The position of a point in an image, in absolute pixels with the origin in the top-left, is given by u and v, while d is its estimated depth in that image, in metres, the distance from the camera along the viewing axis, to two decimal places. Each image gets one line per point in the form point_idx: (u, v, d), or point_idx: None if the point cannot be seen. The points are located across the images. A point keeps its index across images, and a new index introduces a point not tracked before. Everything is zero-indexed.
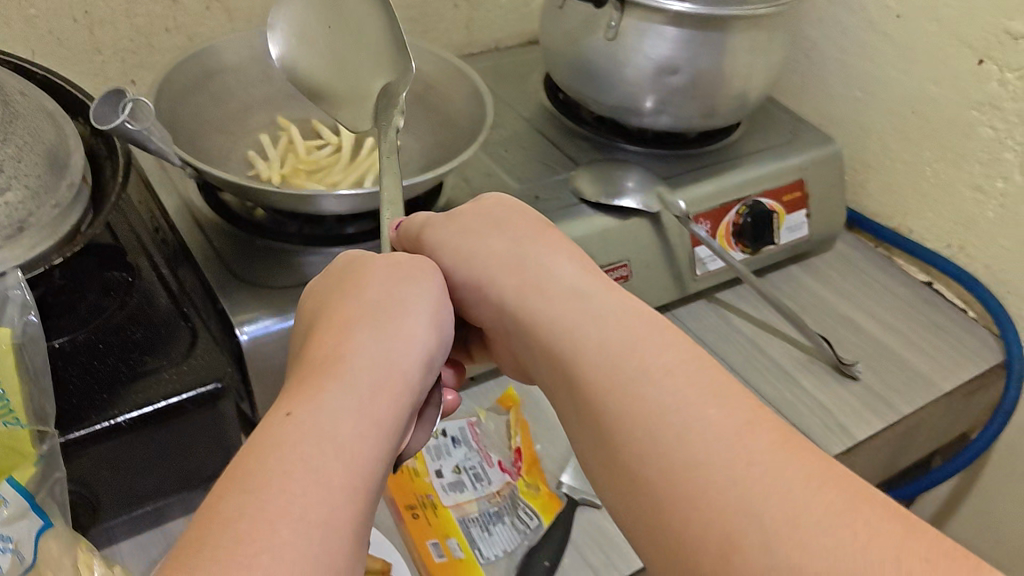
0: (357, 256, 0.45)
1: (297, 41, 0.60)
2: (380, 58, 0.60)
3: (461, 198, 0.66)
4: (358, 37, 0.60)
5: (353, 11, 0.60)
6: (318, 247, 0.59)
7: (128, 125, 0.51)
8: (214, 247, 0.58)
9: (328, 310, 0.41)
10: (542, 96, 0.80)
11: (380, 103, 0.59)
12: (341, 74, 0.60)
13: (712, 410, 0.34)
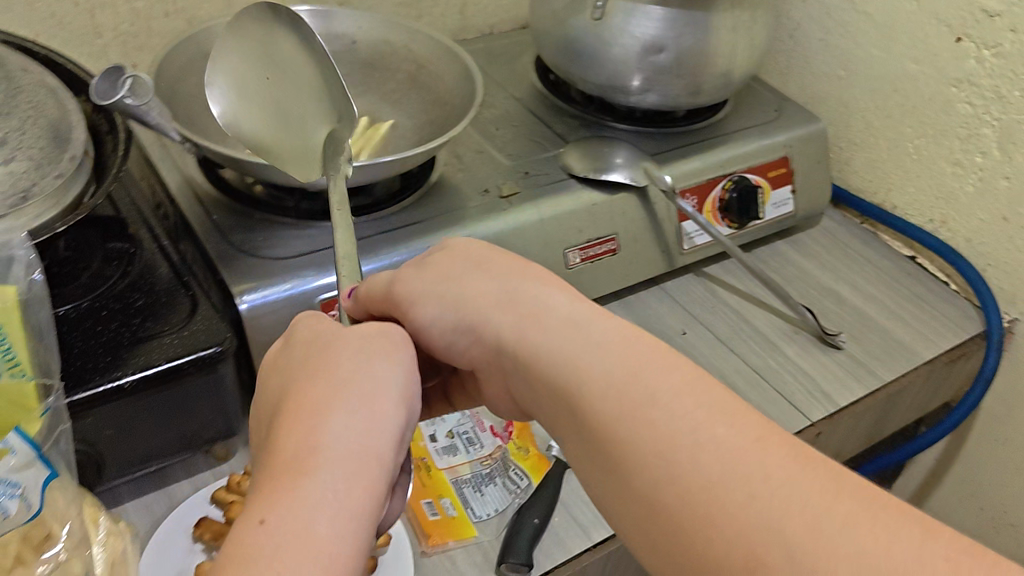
0: (315, 322, 0.39)
1: (235, 98, 0.57)
2: (321, 104, 0.57)
3: (453, 174, 0.68)
4: (298, 86, 0.58)
5: (289, 61, 0.58)
6: (314, 221, 0.61)
7: (125, 97, 0.52)
8: (213, 220, 0.59)
9: (292, 381, 0.36)
10: (534, 77, 0.82)
11: (330, 151, 0.56)
12: (284, 128, 0.57)
13: (719, 427, 0.32)
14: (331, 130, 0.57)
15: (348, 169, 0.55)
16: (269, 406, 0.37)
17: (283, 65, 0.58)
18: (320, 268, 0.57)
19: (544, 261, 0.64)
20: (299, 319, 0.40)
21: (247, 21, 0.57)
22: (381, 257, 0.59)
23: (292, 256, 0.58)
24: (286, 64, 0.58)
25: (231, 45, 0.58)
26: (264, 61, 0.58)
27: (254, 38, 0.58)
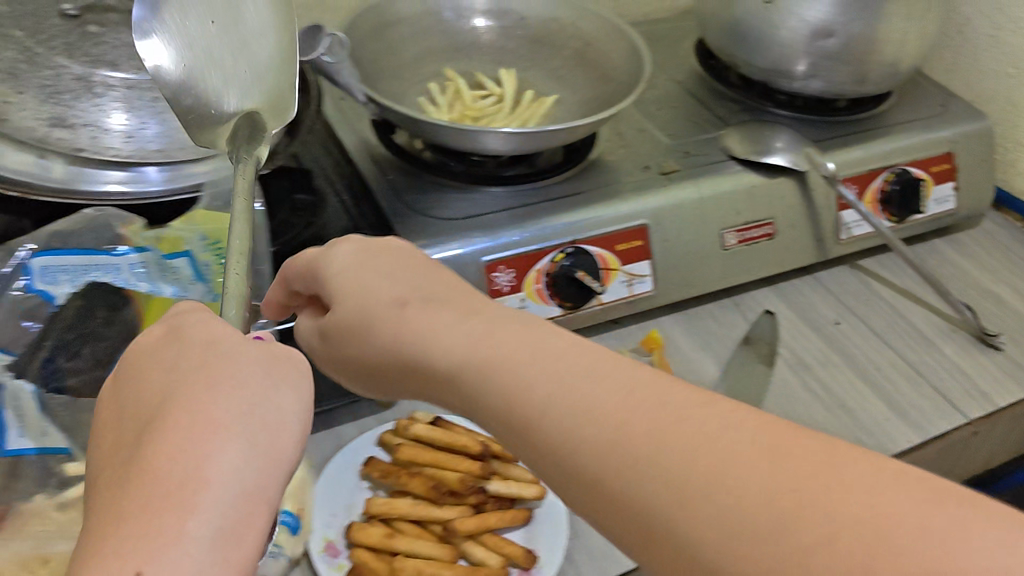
0: (203, 320, 0.31)
1: (178, 23, 0.47)
2: (256, 78, 0.49)
3: (614, 150, 0.69)
4: (243, 51, 0.49)
5: (247, 21, 0.50)
6: (481, 186, 0.63)
7: (324, 57, 0.55)
8: (388, 179, 0.62)
9: (171, 393, 0.28)
10: (693, 62, 0.82)
11: (244, 128, 0.45)
12: (210, 70, 0.47)
13: (614, 412, 0.27)
14: (252, 106, 0.48)
15: (264, 151, 0.44)
16: (124, 418, 0.28)
17: (238, 24, 0.50)
18: (486, 232, 0.58)
19: (702, 239, 0.64)
20: (181, 314, 0.31)
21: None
22: (547, 226, 0.59)
23: (459, 217, 0.60)
24: (242, 21, 0.50)
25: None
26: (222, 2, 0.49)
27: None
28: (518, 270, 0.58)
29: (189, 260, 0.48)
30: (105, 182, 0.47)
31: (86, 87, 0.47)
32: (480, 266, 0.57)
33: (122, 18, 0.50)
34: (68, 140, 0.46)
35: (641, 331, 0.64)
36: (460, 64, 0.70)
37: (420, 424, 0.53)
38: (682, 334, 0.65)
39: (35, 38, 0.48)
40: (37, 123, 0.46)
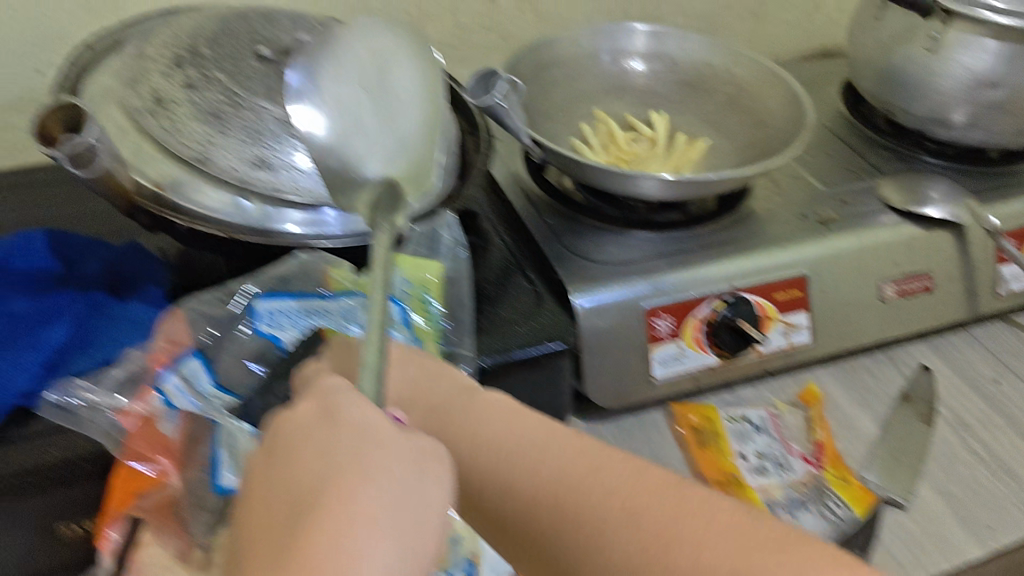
0: (356, 403, 0.33)
1: (332, 84, 0.42)
2: (402, 145, 0.43)
3: (767, 197, 0.68)
4: (391, 116, 0.43)
5: (397, 85, 0.45)
6: (635, 231, 0.62)
7: (497, 102, 0.56)
8: (546, 223, 0.62)
9: (324, 477, 0.30)
10: (841, 108, 0.81)
11: (384, 193, 0.40)
12: (354, 132, 0.41)
13: (656, 532, 0.30)
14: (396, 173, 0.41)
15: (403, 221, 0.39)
16: (277, 502, 0.30)
17: (387, 88, 0.44)
18: (646, 277, 0.58)
19: (859, 292, 0.63)
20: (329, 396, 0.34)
21: (385, 30, 0.47)
22: (706, 272, 0.58)
23: (619, 262, 0.59)
24: (390, 84, 0.44)
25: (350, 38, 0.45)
26: (371, 66, 0.44)
27: (371, 41, 0.46)
28: (677, 317, 0.57)
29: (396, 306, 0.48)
30: (290, 225, 0.46)
31: (288, 130, 0.46)
32: (641, 313, 0.56)
33: None
34: (272, 182, 0.45)
35: (795, 383, 0.63)
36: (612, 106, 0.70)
37: None
38: (838, 388, 0.64)
39: (234, 79, 0.47)
40: (242, 165, 0.45)
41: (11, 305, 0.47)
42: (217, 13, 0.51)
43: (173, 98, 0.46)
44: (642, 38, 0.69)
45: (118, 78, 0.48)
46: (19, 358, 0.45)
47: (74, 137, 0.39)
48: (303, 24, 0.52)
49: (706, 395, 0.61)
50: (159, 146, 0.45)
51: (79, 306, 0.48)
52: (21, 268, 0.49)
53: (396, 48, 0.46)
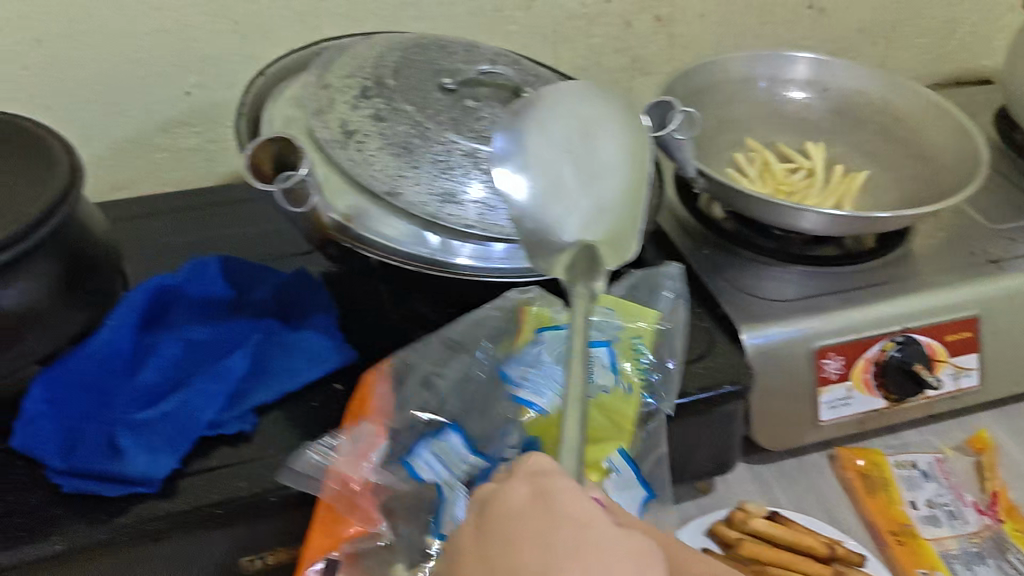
0: (570, 491, 0.32)
1: (537, 149, 0.42)
2: (601, 210, 0.41)
3: (927, 231, 0.65)
4: (594, 178, 0.41)
5: (603, 144, 0.42)
6: (798, 266, 0.60)
7: (672, 133, 0.54)
8: (705, 253, 0.62)
9: (551, 568, 0.29)
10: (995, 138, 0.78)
11: (581, 262, 0.40)
12: (553, 197, 0.40)
13: None
14: (592, 237, 0.40)
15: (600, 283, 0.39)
16: None
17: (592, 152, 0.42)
18: (819, 316, 0.56)
19: None
20: (543, 473, 0.33)
21: (591, 91, 0.44)
22: (877, 313, 0.56)
23: (783, 300, 0.57)
24: (598, 145, 0.42)
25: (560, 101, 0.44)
26: (578, 125, 0.42)
27: (580, 101, 0.44)
28: (847, 358, 0.55)
29: (604, 350, 0.46)
30: (460, 258, 0.45)
31: (474, 163, 0.45)
32: (810, 354, 0.55)
33: (498, 91, 0.48)
34: (460, 215, 0.44)
35: (960, 428, 0.60)
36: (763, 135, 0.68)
37: (758, 518, 0.51)
38: (1006, 434, 0.60)
39: (421, 111, 0.47)
40: (430, 199, 0.44)
41: (194, 331, 0.48)
42: (396, 43, 0.51)
43: (361, 129, 0.46)
44: (803, 66, 0.67)
45: (302, 108, 0.48)
46: (205, 387, 0.45)
47: (292, 174, 0.39)
48: (479, 54, 0.52)
49: (870, 438, 0.59)
50: (347, 179, 0.45)
51: (256, 335, 0.48)
52: (201, 295, 0.49)
53: (611, 105, 0.44)
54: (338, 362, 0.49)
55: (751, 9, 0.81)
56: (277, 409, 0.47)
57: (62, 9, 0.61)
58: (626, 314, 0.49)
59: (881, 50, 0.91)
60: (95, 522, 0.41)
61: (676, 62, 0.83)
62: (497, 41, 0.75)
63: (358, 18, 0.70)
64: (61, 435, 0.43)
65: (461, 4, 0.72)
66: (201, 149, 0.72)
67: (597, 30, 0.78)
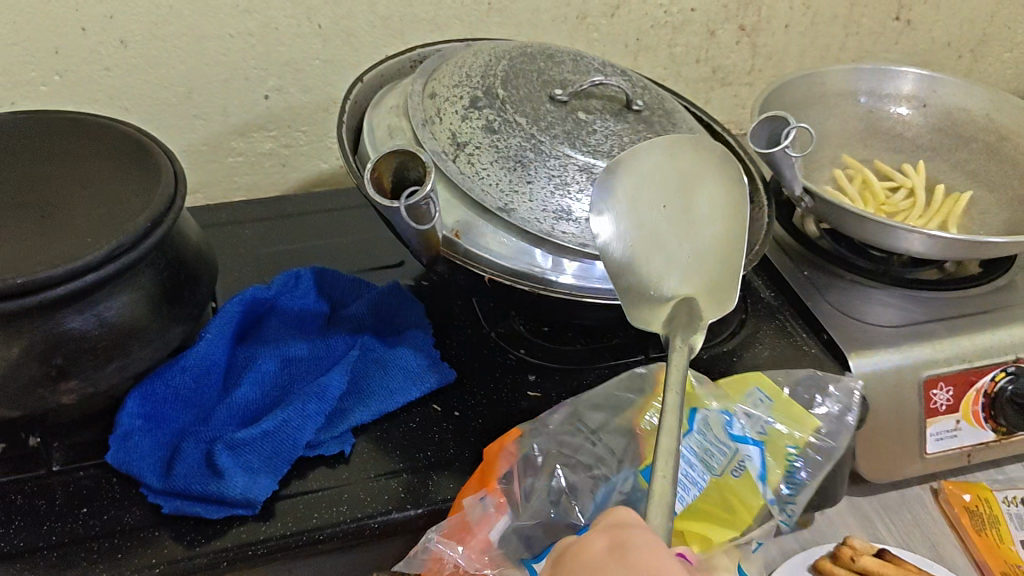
0: (652, 547, 0.26)
1: (633, 202, 0.42)
2: (701, 266, 0.41)
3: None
4: (690, 234, 0.42)
5: (700, 198, 0.43)
6: (898, 288, 0.58)
7: (782, 151, 0.51)
8: (804, 274, 0.59)
9: None
10: None
11: (682, 313, 0.39)
12: (652, 255, 0.41)
13: None
14: (692, 293, 0.40)
15: (700, 340, 0.38)
16: None
17: (690, 207, 0.43)
18: (926, 343, 0.53)
19: None
20: (625, 526, 0.27)
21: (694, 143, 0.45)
22: (989, 340, 0.54)
23: (890, 325, 0.55)
24: (695, 203, 0.43)
25: (659, 149, 0.44)
26: (675, 182, 0.43)
27: (682, 157, 0.44)
28: (956, 389, 0.53)
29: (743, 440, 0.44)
30: (567, 276, 0.43)
31: (590, 179, 0.44)
32: (919, 383, 0.52)
33: (607, 105, 0.48)
34: (575, 233, 0.43)
35: None
36: (858, 151, 0.65)
37: (867, 556, 0.48)
38: None
39: (533, 123, 0.45)
40: (544, 216, 0.43)
41: (289, 346, 0.47)
42: (503, 52, 0.50)
43: (472, 141, 0.44)
44: (910, 81, 0.65)
45: (408, 117, 0.46)
46: (305, 406, 0.43)
47: (416, 190, 0.37)
48: (585, 66, 0.50)
49: (973, 471, 0.57)
50: (458, 192, 0.44)
51: (353, 352, 0.46)
52: (293, 308, 0.48)
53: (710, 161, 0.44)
54: (437, 382, 0.47)
55: (838, 20, 0.79)
56: (374, 429, 0.45)
57: (149, 9, 0.60)
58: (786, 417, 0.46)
59: (965, 65, 0.88)
60: (191, 545, 0.39)
61: (756, 73, 0.81)
62: (578, 48, 0.73)
63: (440, 23, 0.68)
64: (159, 452, 0.41)
65: (546, 11, 0.70)
66: (275, 153, 0.71)
67: (679, 39, 0.76)
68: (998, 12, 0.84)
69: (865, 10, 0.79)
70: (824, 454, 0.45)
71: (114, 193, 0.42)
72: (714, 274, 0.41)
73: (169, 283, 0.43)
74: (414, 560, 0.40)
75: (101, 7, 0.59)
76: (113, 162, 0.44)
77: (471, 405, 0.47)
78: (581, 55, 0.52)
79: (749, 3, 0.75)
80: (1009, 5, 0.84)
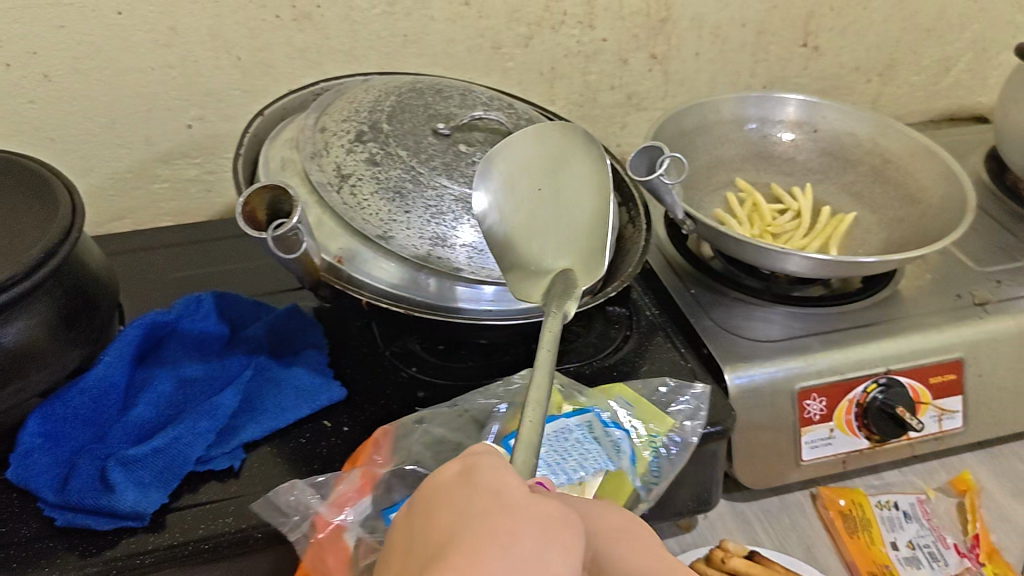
0: (495, 465, 0.31)
1: (507, 190, 0.45)
2: (575, 244, 0.44)
3: (916, 274, 0.66)
4: (565, 209, 0.45)
5: (569, 182, 0.46)
6: (781, 305, 0.61)
7: (659, 178, 0.56)
8: (691, 293, 0.63)
9: (458, 530, 0.29)
10: (987, 178, 0.79)
11: (559, 283, 0.41)
12: (530, 235, 0.44)
13: None
14: (570, 262, 0.43)
15: (573, 308, 0.40)
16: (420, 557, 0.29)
17: (562, 185, 0.46)
18: (800, 357, 0.56)
19: (1014, 384, 0.60)
20: (472, 454, 0.32)
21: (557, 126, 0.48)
22: (860, 355, 0.57)
23: (767, 340, 0.58)
24: (566, 182, 0.46)
25: (527, 138, 0.47)
26: (543, 168, 0.46)
27: (550, 147, 0.47)
28: (830, 399, 0.56)
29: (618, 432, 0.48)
30: (442, 299, 0.46)
31: (465, 208, 0.47)
32: (793, 394, 0.55)
33: (490, 136, 0.50)
34: (449, 259, 0.46)
35: (944, 470, 0.61)
36: (753, 174, 0.69)
37: (737, 558, 0.51)
38: (990, 476, 0.60)
39: (414, 155, 0.48)
40: (421, 242, 0.46)
41: (185, 368, 0.49)
42: (394, 89, 0.53)
43: (355, 174, 0.47)
44: (793, 107, 0.69)
45: (299, 150, 0.49)
46: (196, 424, 0.46)
47: (284, 222, 0.40)
48: (472, 100, 0.54)
49: (853, 477, 0.60)
50: (340, 221, 0.46)
51: (248, 371, 0.50)
52: (194, 330, 0.51)
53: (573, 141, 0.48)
54: (327, 400, 0.50)
55: (746, 47, 0.83)
56: (266, 444, 0.48)
57: (71, 46, 0.63)
58: (645, 414, 0.50)
59: (875, 88, 0.92)
60: (83, 556, 0.41)
61: (669, 98, 0.84)
62: (495, 77, 0.77)
63: (357, 53, 0.71)
64: (57, 469, 0.44)
65: (461, 42, 0.73)
66: (200, 180, 0.74)
67: (593, 67, 0.79)
68: (902, 37, 0.88)
69: (772, 38, 0.83)
70: (678, 448, 0.49)
71: (13, 224, 0.45)
72: (587, 242, 0.45)
73: (66, 309, 0.46)
74: (278, 503, 0.43)
75: (23, 43, 0.62)
76: (16, 194, 0.47)
77: (359, 420, 0.50)
78: (471, 91, 0.55)
79: (658, 33, 0.79)
80: (912, 31, 0.88)
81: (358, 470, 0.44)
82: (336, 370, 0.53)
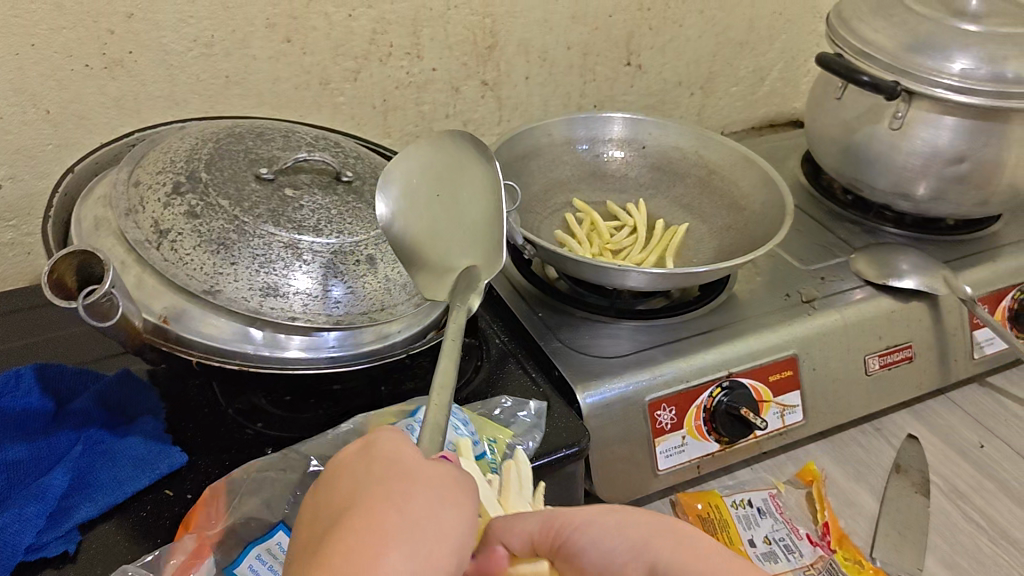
0: (395, 439, 0.33)
1: (406, 205, 0.50)
2: (476, 240, 0.49)
3: (748, 278, 0.69)
4: (463, 207, 0.50)
5: (464, 182, 0.51)
6: (628, 319, 0.63)
7: None
8: (539, 315, 0.64)
9: (356, 497, 0.31)
10: (806, 181, 0.84)
11: (461, 283, 0.47)
12: (434, 239, 0.49)
13: None
14: (472, 257, 0.48)
15: (476, 302, 0.45)
16: (322, 523, 0.31)
17: (457, 187, 0.50)
18: (648, 369, 0.57)
19: (845, 373, 0.63)
20: (376, 433, 0.34)
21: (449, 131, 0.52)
22: (701, 361, 0.59)
23: (616, 355, 0.59)
24: (460, 184, 0.51)
25: (423, 148, 0.51)
26: (440, 173, 0.51)
27: (445, 153, 0.51)
28: (678, 408, 0.57)
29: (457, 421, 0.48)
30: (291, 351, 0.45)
31: (295, 255, 0.46)
32: (644, 407, 0.56)
33: (315, 178, 0.50)
34: (284, 308, 0.45)
35: (791, 463, 0.64)
36: (589, 194, 0.70)
37: None
38: (833, 464, 0.63)
39: (236, 205, 0.46)
40: (251, 293, 0.44)
41: (7, 451, 0.46)
42: (209, 136, 0.51)
43: (174, 228, 0.45)
44: (619, 126, 0.71)
45: (112, 208, 0.47)
46: (24, 510, 0.42)
47: (95, 288, 0.38)
48: (296, 141, 0.53)
49: (708, 480, 0.62)
50: (165, 280, 0.44)
51: (77, 448, 0.47)
52: (15, 407, 0.47)
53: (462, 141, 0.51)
54: (167, 468, 0.47)
55: (573, 69, 0.85)
56: (105, 522, 0.45)
57: None
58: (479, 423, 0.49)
59: (698, 101, 0.96)
60: None
61: (505, 123, 0.85)
62: (326, 114, 0.75)
63: (177, 99, 0.68)
64: None
65: (286, 79, 0.72)
66: (17, 243, 0.69)
67: (425, 97, 0.79)
68: (719, 51, 0.93)
69: (598, 59, 0.86)
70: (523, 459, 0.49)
71: None
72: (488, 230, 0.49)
73: None
74: None
75: None
76: None
77: (203, 485, 0.47)
78: (293, 133, 0.55)
79: (486, 60, 0.80)
80: (727, 45, 0.93)
81: (192, 536, 0.43)
82: (178, 435, 0.51)
